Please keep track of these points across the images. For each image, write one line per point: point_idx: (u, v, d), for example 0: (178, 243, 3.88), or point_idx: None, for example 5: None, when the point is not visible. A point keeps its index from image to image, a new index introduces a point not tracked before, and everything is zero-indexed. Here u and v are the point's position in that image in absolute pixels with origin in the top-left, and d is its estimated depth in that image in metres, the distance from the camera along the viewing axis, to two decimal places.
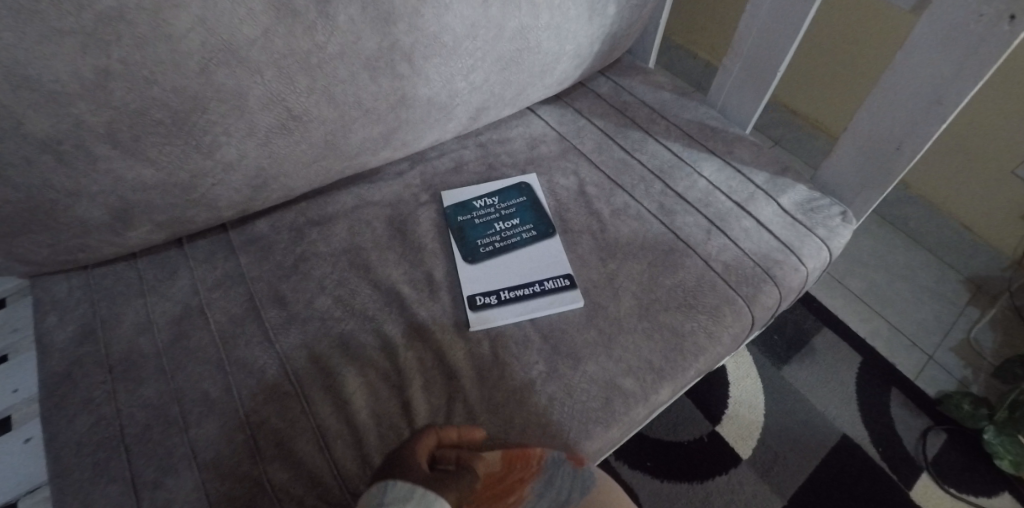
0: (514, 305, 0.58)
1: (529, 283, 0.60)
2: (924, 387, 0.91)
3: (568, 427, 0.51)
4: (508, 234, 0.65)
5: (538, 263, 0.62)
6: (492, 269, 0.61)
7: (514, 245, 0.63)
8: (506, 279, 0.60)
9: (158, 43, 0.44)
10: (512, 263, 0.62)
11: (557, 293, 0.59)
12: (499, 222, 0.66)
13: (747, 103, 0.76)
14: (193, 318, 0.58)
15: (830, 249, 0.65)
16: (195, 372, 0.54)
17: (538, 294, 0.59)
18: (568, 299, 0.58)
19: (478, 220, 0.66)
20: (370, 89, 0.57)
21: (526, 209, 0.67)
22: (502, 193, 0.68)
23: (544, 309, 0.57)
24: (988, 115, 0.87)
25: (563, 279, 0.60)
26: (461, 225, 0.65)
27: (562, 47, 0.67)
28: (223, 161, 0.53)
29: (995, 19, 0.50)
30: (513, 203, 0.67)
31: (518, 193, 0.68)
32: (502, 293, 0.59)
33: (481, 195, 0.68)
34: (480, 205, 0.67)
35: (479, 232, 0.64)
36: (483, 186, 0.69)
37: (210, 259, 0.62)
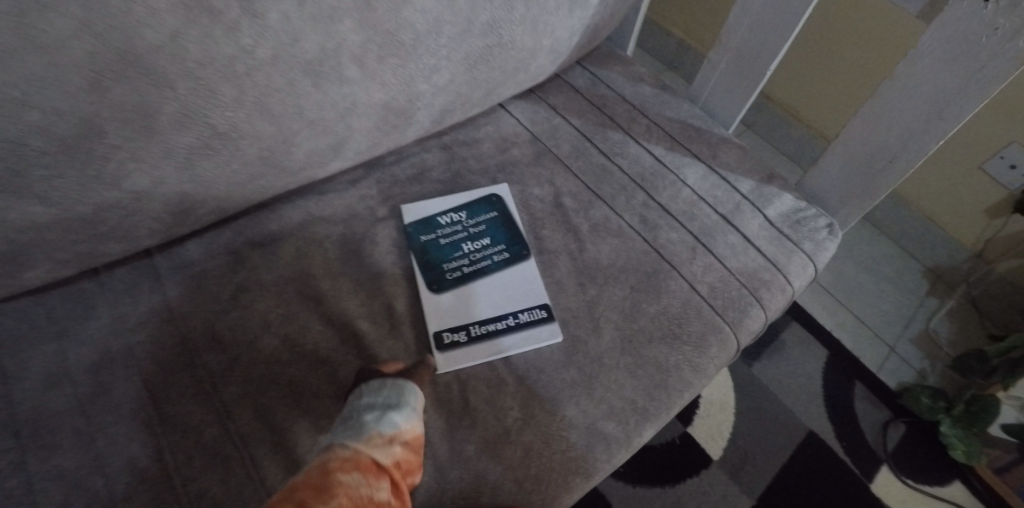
0: (486, 342, 0.53)
1: (502, 316, 0.55)
2: (885, 380, 0.93)
3: (545, 481, 0.47)
4: (478, 255, 0.58)
5: (512, 291, 0.56)
6: (460, 298, 0.55)
7: (485, 270, 0.57)
8: (476, 311, 0.55)
9: (29, 55, 0.35)
10: (483, 291, 0.56)
11: (533, 326, 0.54)
12: (467, 242, 0.59)
13: (733, 101, 0.71)
14: (115, 367, 0.50)
15: (816, 265, 0.62)
16: (119, 433, 0.47)
17: (512, 328, 0.54)
18: (545, 334, 0.54)
19: (444, 239, 0.59)
20: (314, 97, 0.48)
21: (497, 226, 0.60)
22: (470, 207, 0.62)
23: (520, 347, 0.53)
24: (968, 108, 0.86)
25: (539, 311, 0.55)
26: (425, 245, 0.58)
27: (538, 42, 0.59)
28: (134, 189, 0.44)
29: (1011, 35, 0.46)
30: (483, 219, 0.61)
31: (488, 207, 0.62)
32: (472, 327, 0.54)
33: (446, 210, 0.61)
34: (446, 222, 0.60)
35: (445, 255, 0.58)
36: (449, 198, 0.62)
37: (132, 291, 0.54)
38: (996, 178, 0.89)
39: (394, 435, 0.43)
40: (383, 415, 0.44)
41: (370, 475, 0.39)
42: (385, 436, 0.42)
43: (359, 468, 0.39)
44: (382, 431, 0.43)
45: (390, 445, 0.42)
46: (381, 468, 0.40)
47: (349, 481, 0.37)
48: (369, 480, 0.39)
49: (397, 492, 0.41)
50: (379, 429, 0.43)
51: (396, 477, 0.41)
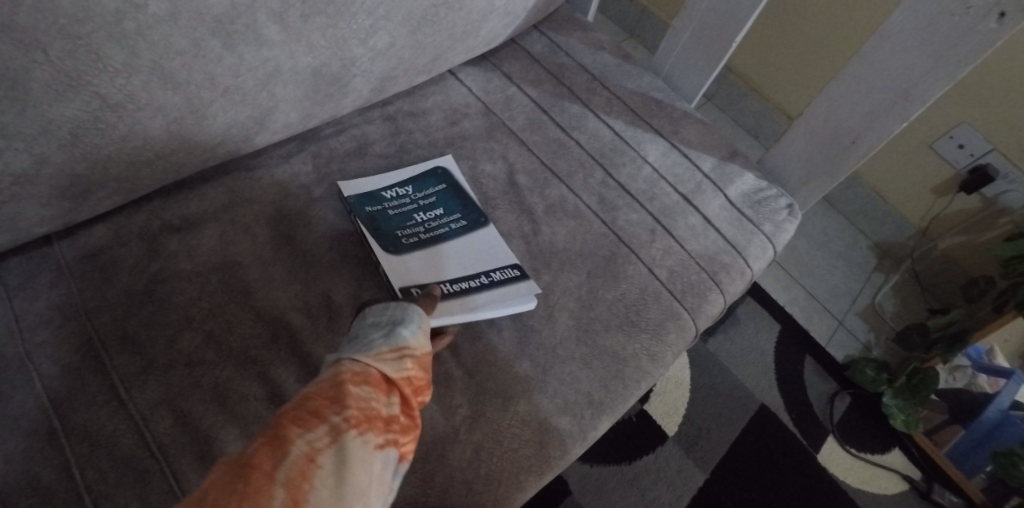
0: (463, 298, 0.50)
1: (474, 275, 0.52)
2: (834, 353, 0.95)
3: (498, 480, 0.45)
4: (435, 224, 0.54)
5: (480, 252, 0.53)
6: (425, 262, 0.52)
7: (444, 236, 0.54)
8: (443, 272, 0.51)
9: None
10: (449, 254, 0.53)
11: (507, 284, 0.52)
12: (420, 212, 0.55)
13: (696, 74, 0.67)
14: (6, 372, 0.43)
15: (775, 247, 0.61)
16: (9, 449, 0.40)
17: (488, 285, 0.51)
18: (523, 290, 0.52)
19: (393, 211, 0.54)
20: (228, 62, 0.42)
21: (449, 197, 0.56)
22: (416, 181, 0.57)
23: (499, 303, 0.50)
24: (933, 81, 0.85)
25: (512, 270, 0.53)
26: (372, 217, 0.53)
27: (489, 4, 0.54)
28: (8, 172, 0.37)
29: (981, 15, 0.44)
30: (433, 193, 0.56)
31: (437, 181, 0.57)
32: (445, 286, 0.50)
33: (391, 184, 0.56)
34: (392, 195, 0.55)
35: (398, 224, 0.54)
36: (392, 173, 0.57)
37: (25, 285, 0.47)
38: (943, 157, 0.90)
39: (405, 351, 0.39)
40: (391, 330, 0.40)
41: (381, 391, 0.36)
42: (396, 351, 0.38)
43: (370, 381, 0.36)
44: (392, 345, 0.38)
45: (400, 361, 0.38)
46: (391, 384, 0.37)
47: (360, 393, 0.34)
48: (379, 395, 0.36)
49: (407, 410, 0.38)
50: (389, 344, 0.39)
51: (406, 394, 0.38)
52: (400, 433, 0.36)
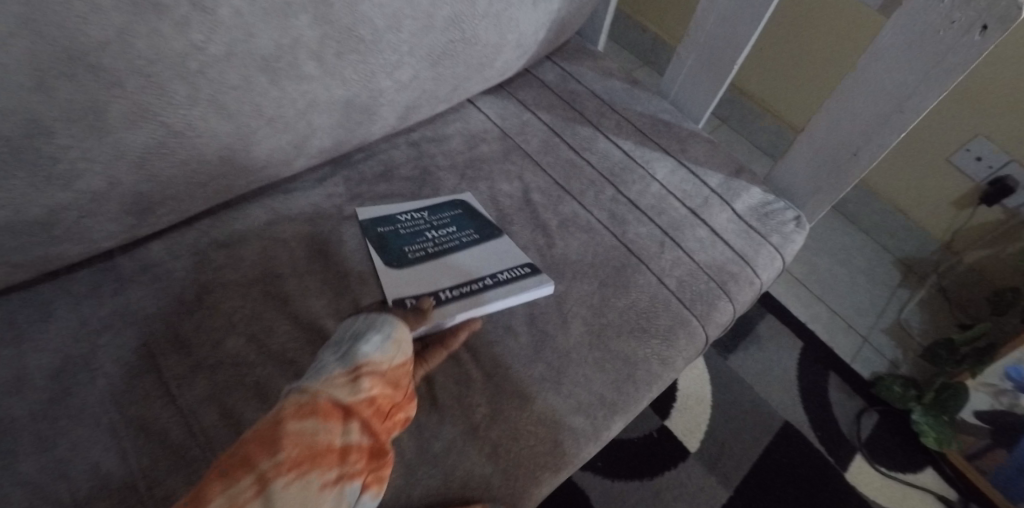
0: (464, 300, 0.53)
1: (480, 277, 0.55)
2: (859, 369, 0.94)
3: (515, 476, 0.47)
4: (446, 239, 0.58)
5: (486, 256, 0.57)
6: (435, 271, 0.55)
7: (454, 248, 0.57)
8: (449, 280, 0.55)
9: None
10: (458, 263, 0.56)
11: (513, 283, 0.55)
12: (432, 229, 0.59)
13: (701, 96, 0.71)
14: (76, 371, 0.49)
15: (783, 258, 0.63)
16: (80, 437, 0.46)
17: (490, 286, 0.55)
18: (533, 283, 0.56)
19: (405, 230, 0.59)
20: (272, 94, 0.48)
21: (462, 218, 0.60)
22: (430, 205, 0.61)
23: (500, 299, 0.54)
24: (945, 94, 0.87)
25: (522, 269, 0.57)
26: (387, 237, 0.58)
27: (503, 37, 0.60)
28: (87, 191, 0.43)
29: (965, 29, 0.47)
30: (447, 214, 0.61)
31: (450, 205, 0.61)
32: (445, 292, 0.53)
33: (405, 208, 0.61)
34: (406, 218, 0.60)
35: (410, 241, 0.58)
36: (407, 200, 0.62)
37: (92, 294, 0.53)
38: (961, 169, 0.91)
39: (360, 373, 0.43)
40: (349, 352, 0.44)
41: (331, 421, 0.41)
42: (348, 376, 0.43)
43: (317, 413, 0.41)
44: (345, 371, 0.43)
45: (354, 384, 0.43)
46: (346, 410, 0.42)
47: (303, 429, 0.40)
48: (329, 426, 0.41)
49: (368, 430, 0.43)
50: (343, 369, 0.43)
51: (365, 416, 0.43)
52: (357, 457, 0.41)
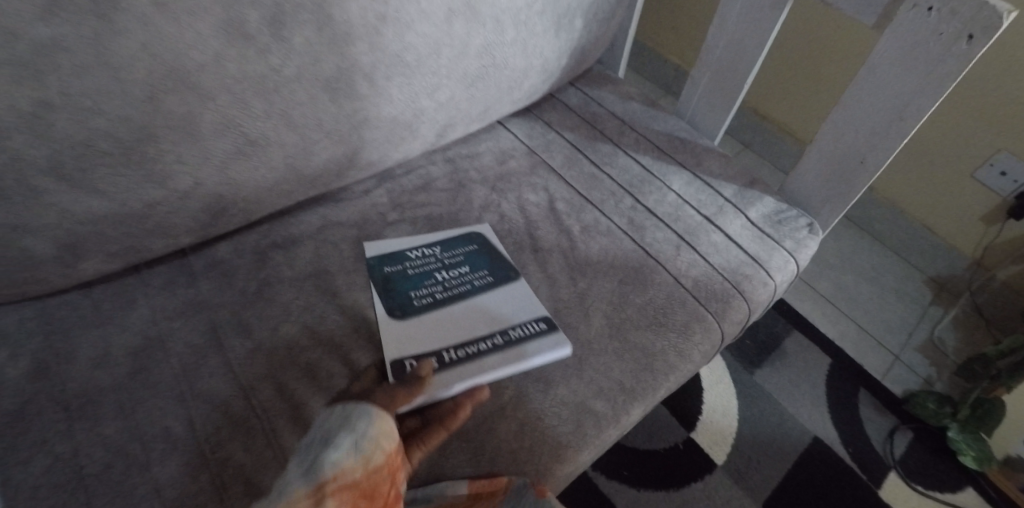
0: (469, 364, 0.53)
1: (489, 335, 0.56)
2: (891, 387, 0.93)
3: (541, 452, 0.51)
4: (455, 283, 0.61)
5: (498, 310, 0.58)
6: (440, 325, 0.57)
7: (462, 294, 0.60)
8: (455, 339, 0.55)
9: (101, 71, 0.42)
10: (463, 314, 0.58)
11: (525, 342, 0.55)
12: (442, 272, 0.62)
13: (715, 114, 0.77)
14: (153, 351, 0.56)
15: (797, 262, 0.66)
16: (155, 407, 0.52)
17: (498, 347, 0.55)
18: (548, 346, 0.55)
19: (414, 270, 0.62)
20: (331, 110, 0.55)
21: (474, 259, 0.63)
22: (445, 243, 0.65)
23: (506, 365, 0.54)
24: (959, 115, 0.92)
25: (539, 324, 0.57)
26: (397, 278, 0.61)
27: (529, 63, 0.67)
28: (177, 190, 0.51)
29: (952, 39, 0.50)
30: (458, 253, 0.64)
31: (465, 240, 0.65)
32: (449, 354, 0.54)
33: (420, 244, 0.65)
34: (416, 255, 0.63)
35: (418, 286, 0.61)
36: (423, 235, 0.66)
37: (170, 286, 0.60)
38: (987, 185, 0.94)
39: (326, 490, 0.38)
40: (315, 465, 0.39)
41: None
42: (310, 498, 0.37)
43: None
44: (307, 492, 0.37)
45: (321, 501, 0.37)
46: None
47: None
48: None
49: None
50: (304, 491, 0.37)
51: None
52: None
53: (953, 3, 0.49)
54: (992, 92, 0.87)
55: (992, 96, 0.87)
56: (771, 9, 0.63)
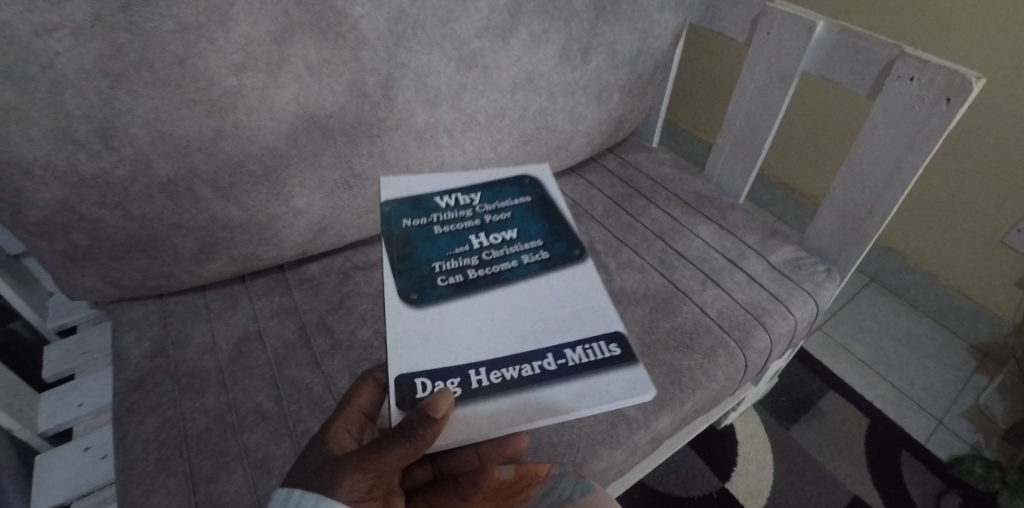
0: (502, 395, 0.51)
1: (534, 354, 0.53)
2: (936, 450, 0.96)
3: (576, 447, 0.56)
4: (493, 257, 0.63)
5: (552, 322, 0.57)
6: (472, 320, 0.57)
7: (498, 273, 0.62)
8: (495, 359, 0.53)
9: (261, 112, 0.58)
10: (501, 309, 0.58)
11: (579, 377, 0.52)
12: (480, 233, 0.66)
13: (738, 176, 0.87)
14: (252, 342, 0.66)
15: (817, 301, 0.72)
16: (250, 386, 0.62)
17: (541, 376, 0.52)
18: (619, 393, 0.51)
19: (450, 235, 0.66)
20: (417, 155, 0.70)
21: (516, 232, 0.67)
22: (491, 188, 0.72)
23: (554, 410, 0.50)
24: (978, 186, 1.03)
25: (603, 346, 0.55)
26: (431, 241, 0.64)
27: (575, 127, 0.82)
28: (294, 208, 0.66)
29: (933, 102, 0.60)
30: (499, 225, 0.67)
31: (512, 183, 0.74)
32: (486, 378, 0.51)
33: (462, 187, 0.72)
34: (452, 216, 0.68)
35: (448, 248, 0.64)
36: (469, 176, 0.73)
37: (268, 293, 0.72)
38: (1017, 249, 1.02)
39: None
40: None
41: None
42: None
43: None
44: None
45: None
46: None
47: None
48: None
49: None
50: None
51: None
52: None
53: (929, 74, 0.60)
54: (1005, 163, 0.97)
55: (1005, 167, 0.98)
56: (781, 86, 0.76)
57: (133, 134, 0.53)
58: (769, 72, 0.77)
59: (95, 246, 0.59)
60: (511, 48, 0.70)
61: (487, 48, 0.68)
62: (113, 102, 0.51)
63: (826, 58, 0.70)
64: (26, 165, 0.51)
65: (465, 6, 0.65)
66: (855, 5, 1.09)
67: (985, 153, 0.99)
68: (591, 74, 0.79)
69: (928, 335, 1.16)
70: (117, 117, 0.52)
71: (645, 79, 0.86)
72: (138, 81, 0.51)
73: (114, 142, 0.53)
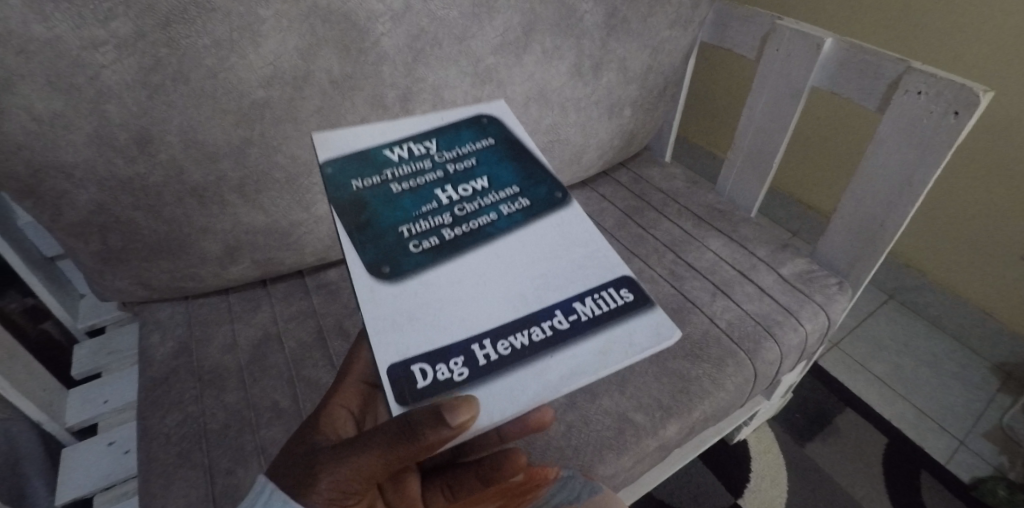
0: (512, 370, 0.33)
1: (537, 314, 0.36)
2: (957, 471, 0.96)
3: (584, 451, 0.57)
4: (471, 210, 0.41)
5: (552, 276, 0.38)
6: (458, 289, 0.37)
7: (482, 231, 0.40)
8: (487, 327, 0.35)
9: (287, 123, 0.61)
10: (488, 265, 0.38)
11: (603, 329, 0.35)
12: (446, 187, 0.42)
13: (749, 189, 0.88)
14: (271, 342, 0.69)
15: (828, 314, 0.73)
16: (268, 384, 0.64)
17: (556, 340, 0.34)
18: (643, 341, 0.35)
19: (403, 190, 0.42)
20: None
21: (494, 172, 0.44)
22: (446, 132, 0.46)
23: (578, 373, 0.33)
24: (995, 202, 1.02)
25: (621, 290, 0.37)
26: (375, 200, 0.41)
27: (587, 140, 0.84)
28: (315, 214, 0.69)
29: (941, 115, 0.61)
30: (467, 169, 0.44)
31: (468, 124, 0.47)
32: (484, 352, 0.34)
33: (412, 130, 0.46)
34: (400, 163, 0.44)
35: (414, 208, 0.41)
36: (418, 118, 0.46)
37: (288, 296, 0.75)
38: None
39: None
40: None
41: None
42: None
43: None
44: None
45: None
46: None
47: None
48: None
49: None
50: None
51: None
52: None
53: (936, 87, 0.61)
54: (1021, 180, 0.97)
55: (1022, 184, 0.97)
56: (791, 100, 0.77)
57: (168, 142, 0.56)
58: (778, 87, 0.78)
59: (127, 247, 0.63)
60: (525, 64, 0.73)
61: (501, 64, 0.71)
62: (151, 111, 0.54)
63: (835, 73, 0.71)
64: (69, 169, 0.55)
65: (481, 24, 0.68)
66: (862, 22, 1.12)
67: (1001, 169, 0.99)
68: (602, 90, 0.81)
69: (948, 355, 1.15)
70: (153, 125, 0.55)
71: (655, 95, 0.88)
72: (174, 93, 0.54)
73: (150, 149, 0.56)
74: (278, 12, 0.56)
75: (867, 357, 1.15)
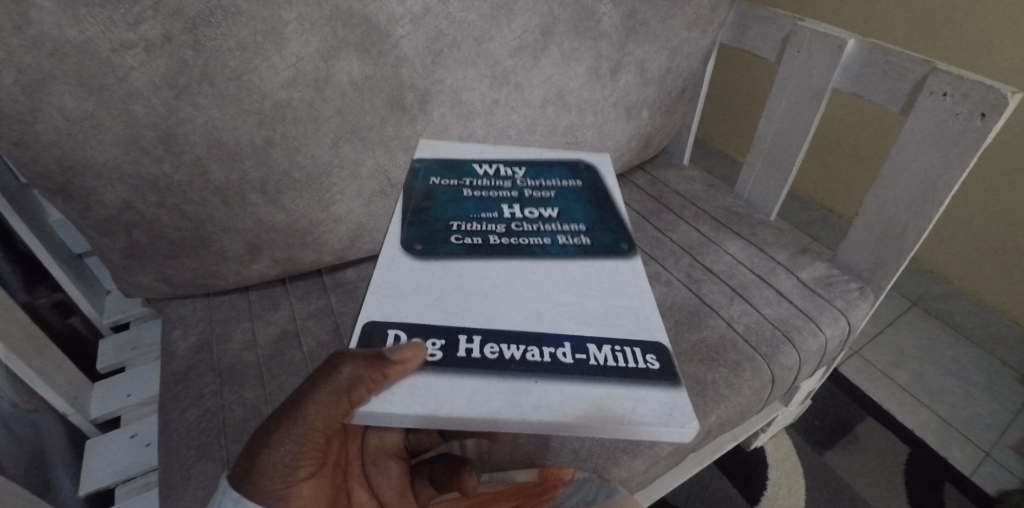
0: (488, 377, 0.30)
1: (543, 337, 0.33)
2: (983, 484, 0.93)
3: (598, 452, 0.57)
4: (529, 228, 0.42)
5: (577, 308, 0.35)
6: (480, 284, 0.36)
7: (529, 247, 0.40)
8: (486, 325, 0.33)
9: (307, 124, 0.62)
10: (516, 277, 0.37)
11: (608, 383, 0.30)
12: (514, 205, 0.45)
13: (769, 193, 0.87)
14: (289, 339, 0.70)
15: (848, 320, 0.72)
16: (285, 381, 0.65)
17: (550, 368, 0.31)
18: (645, 417, 0.29)
19: (473, 195, 0.46)
20: None
21: (569, 206, 0.45)
22: (538, 166, 0.50)
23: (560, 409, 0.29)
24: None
25: (649, 356, 0.32)
26: (443, 196, 0.45)
27: (605, 143, 0.84)
28: (333, 213, 0.70)
29: (968, 118, 0.60)
30: (547, 198, 0.46)
31: (563, 166, 0.51)
32: (470, 347, 0.31)
33: (507, 157, 0.50)
34: (484, 177, 0.48)
35: (473, 212, 0.44)
36: (521, 151, 0.51)
37: (306, 295, 0.76)
38: None
39: None
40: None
41: None
42: None
43: None
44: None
45: None
46: None
47: None
48: None
49: None
50: None
51: None
52: None
53: (963, 89, 0.60)
54: None
55: None
56: (812, 103, 0.76)
57: (192, 141, 0.58)
58: (799, 90, 0.77)
59: (151, 244, 0.64)
60: (542, 67, 0.73)
61: (519, 67, 0.72)
62: (176, 112, 0.56)
63: (857, 74, 0.70)
64: (97, 168, 0.56)
65: (500, 27, 0.68)
66: (890, 26, 1.10)
67: None
68: (619, 92, 0.81)
69: (973, 363, 1.12)
70: (179, 126, 0.56)
71: (673, 96, 0.88)
72: (199, 93, 0.56)
73: (175, 149, 0.57)
74: (301, 15, 0.57)
75: (888, 365, 1.12)
